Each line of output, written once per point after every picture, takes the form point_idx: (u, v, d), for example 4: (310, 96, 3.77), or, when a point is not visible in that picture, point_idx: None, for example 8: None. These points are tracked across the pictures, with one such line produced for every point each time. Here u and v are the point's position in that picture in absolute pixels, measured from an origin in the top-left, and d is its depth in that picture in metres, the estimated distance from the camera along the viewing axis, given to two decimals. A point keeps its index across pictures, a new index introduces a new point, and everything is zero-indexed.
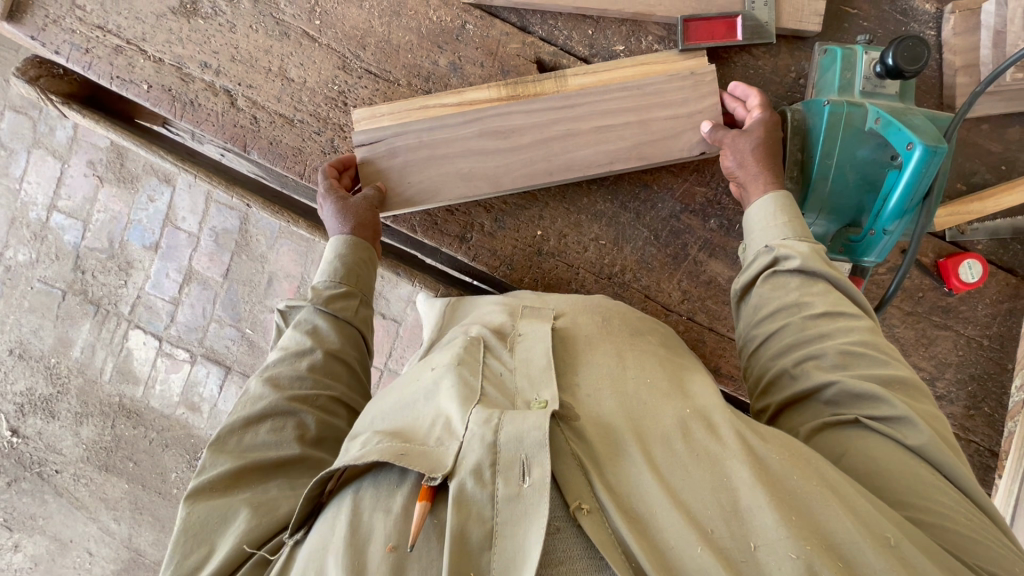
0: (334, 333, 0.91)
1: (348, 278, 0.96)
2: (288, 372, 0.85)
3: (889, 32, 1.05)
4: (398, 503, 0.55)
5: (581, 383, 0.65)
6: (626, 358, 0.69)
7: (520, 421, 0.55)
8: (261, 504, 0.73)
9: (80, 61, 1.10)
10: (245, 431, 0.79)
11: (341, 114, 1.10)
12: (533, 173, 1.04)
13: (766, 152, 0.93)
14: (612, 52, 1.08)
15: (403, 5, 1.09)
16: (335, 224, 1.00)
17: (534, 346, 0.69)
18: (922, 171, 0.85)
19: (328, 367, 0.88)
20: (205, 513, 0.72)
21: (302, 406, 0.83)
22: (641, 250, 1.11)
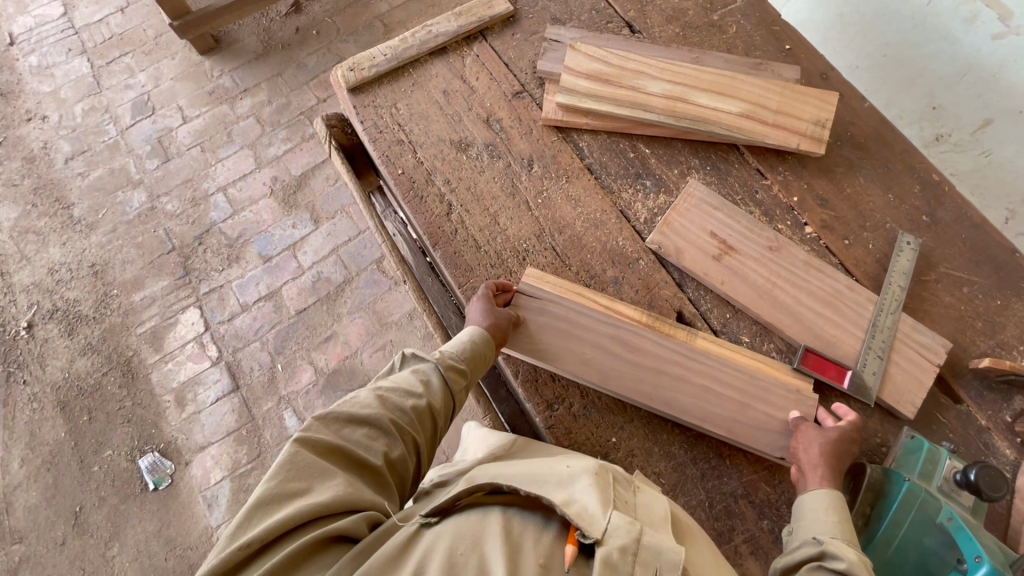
0: (440, 394, 1.09)
1: (469, 362, 1.14)
2: (394, 398, 1.04)
3: (970, 453, 1.19)
4: (546, 537, 0.86)
5: (695, 552, 0.91)
6: (721, 561, 0.93)
7: (657, 541, 0.83)
8: (353, 484, 0.92)
9: (371, 134, 1.47)
10: (347, 428, 0.98)
11: (516, 263, 1.34)
12: (637, 390, 1.19)
13: (835, 455, 1.06)
14: (737, 338, 1.29)
15: (603, 223, 1.38)
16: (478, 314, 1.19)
17: (654, 502, 0.94)
18: None
19: (416, 409, 1.05)
20: (307, 460, 0.91)
21: (395, 430, 1.00)
22: (691, 508, 1.16)
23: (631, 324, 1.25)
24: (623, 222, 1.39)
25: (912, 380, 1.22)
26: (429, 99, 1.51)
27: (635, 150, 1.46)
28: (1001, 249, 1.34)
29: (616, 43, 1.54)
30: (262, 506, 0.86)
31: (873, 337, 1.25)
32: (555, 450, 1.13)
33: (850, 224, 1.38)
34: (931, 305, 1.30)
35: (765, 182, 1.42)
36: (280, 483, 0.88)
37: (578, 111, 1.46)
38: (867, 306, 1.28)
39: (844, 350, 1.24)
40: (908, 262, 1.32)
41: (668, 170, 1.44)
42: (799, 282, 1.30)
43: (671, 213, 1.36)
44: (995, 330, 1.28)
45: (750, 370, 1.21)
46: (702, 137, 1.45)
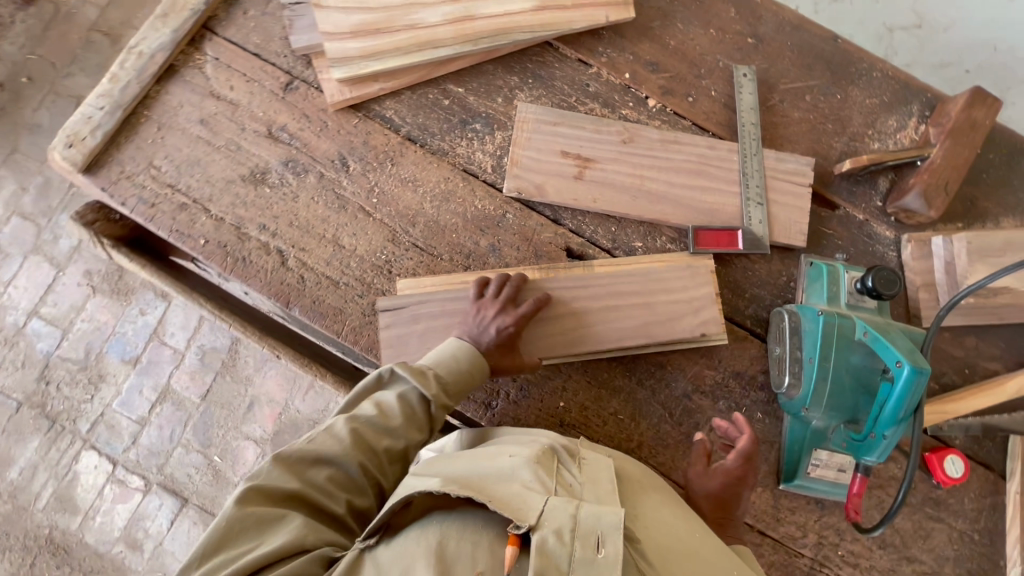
0: (414, 426, 1.00)
1: (455, 390, 1.02)
2: (367, 439, 0.96)
3: (859, 251, 1.26)
4: (485, 539, 0.81)
5: (640, 506, 0.93)
6: (665, 498, 0.98)
7: (598, 508, 0.79)
8: (313, 527, 0.88)
9: (143, 213, 1.17)
10: (316, 464, 0.93)
11: (384, 281, 1.18)
12: (554, 344, 1.13)
13: (718, 502, 1.04)
14: (631, 247, 1.24)
15: (452, 192, 1.22)
16: (478, 328, 1.07)
17: (598, 470, 0.94)
18: (911, 388, 0.96)
19: (382, 454, 0.97)
20: (259, 513, 0.86)
21: (366, 481, 0.96)
22: (657, 427, 1.18)
23: None
24: (472, 181, 1.23)
25: (793, 211, 1.24)
26: (187, 138, 1.20)
27: (448, 94, 1.26)
28: (824, 43, 1.32)
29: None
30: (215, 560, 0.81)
31: (748, 187, 1.23)
32: (511, 429, 1.07)
33: (687, 79, 1.29)
34: (786, 128, 1.29)
35: (591, 70, 1.29)
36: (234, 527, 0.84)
37: (366, 78, 1.22)
38: (733, 159, 1.25)
39: (728, 213, 1.23)
40: (751, 95, 1.27)
41: (491, 101, 1.26)
42: (664, 164, 1.23)
43: (515, 150, 1.21)
44: (844, 126, 1.30)
45: (653, 274, 1.19)
46: (509, 49, 1.27)
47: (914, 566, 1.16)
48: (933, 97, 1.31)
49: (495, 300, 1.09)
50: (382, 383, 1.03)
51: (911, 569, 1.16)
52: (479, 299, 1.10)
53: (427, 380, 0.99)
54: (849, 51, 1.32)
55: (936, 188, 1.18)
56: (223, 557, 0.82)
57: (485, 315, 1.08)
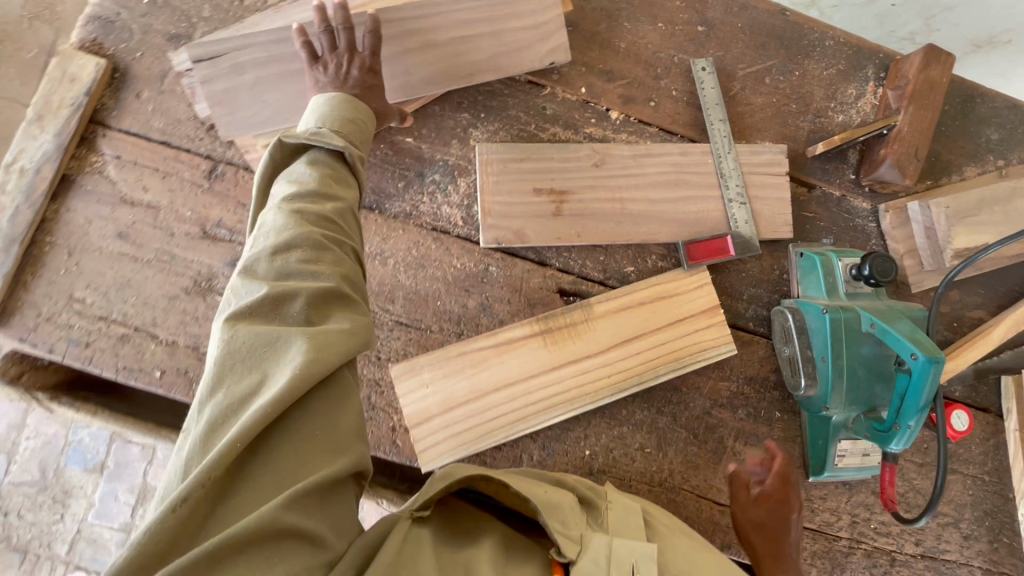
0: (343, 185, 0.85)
1: (352, 134, 0.91)
2: (314, 211, 0.78)
3: (841, 228, 1.26)
4: (530, 565, 0.75)
5: (666, 548, 0.85)
6: (693, 537, 0.90)
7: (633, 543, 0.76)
8: (312, 334, 0.67)
9: (79, 357, 1.00)
10: (272, 258, 0.72)
11: (375, 369, 1.08)
12: (574, 399, 1.10)
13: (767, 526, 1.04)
14: (624, 274, 1.18)
15: (426, 256, 1.12)
16: (327, 84, 0.97)
17: (625, 516, 0.87)
18: (927, 379, 0.96)
19: (336, 218, 0.80)
20: (253, 332, 0.65)
21: (331, 245, 0.76)
22: (684, 450, 1.17)
23: (529, 348, 1.10)
24: (445, 239, 1.13)
25: (775, 204, 1.21)
26: (109, 257, 1.03)
27: (397, 148, 1.13)
28: (774, 18, 1.27)
29: (269, 20, 1.06)
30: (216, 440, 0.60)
31: (728, 189, 1.19)
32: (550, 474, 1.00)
33: (645, 82, 1.21)
34: (752, 117, 1.24)
35: (545, 91, 1.18)
36: (232, 346, 0.65)
37: None
38: (708, 161, 1.19)
39: (713, 219, 1.18)
40: (714, 90, 1.21)
41: (446, 146, 1.14)
42: (641, 181, 1.16)
43: (484, 198, 1.11)
44: (807, 103, 1.26)
45: (652, 301, 1.15)
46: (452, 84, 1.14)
47: (938, 520, 1.22)
48: (885, 57, 1.29)
49: (335, 52, 0.99)
50: (281, 165, 0.85)
51: (937, 522, 1.22)
52: (315, 58, 0.98)
53: (329, 137, 0.87)
54: (799, 23, 1.27)
55: (908, 155, 1.18)
56: (226, 395, 0.63)
57: (334, 67, 0.98)
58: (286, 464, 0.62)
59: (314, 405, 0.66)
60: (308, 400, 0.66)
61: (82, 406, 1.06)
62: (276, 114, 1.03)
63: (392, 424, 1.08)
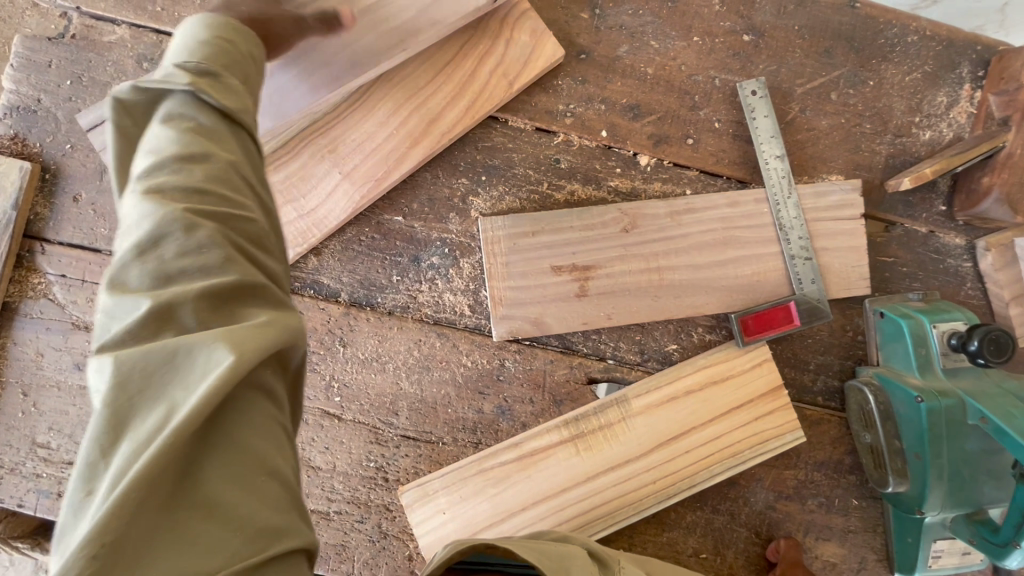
0: (230, 135, 0.51)
1: (223, 61, 0.55)
2: (186, 184, 0.46)
3: (929, 273, 1.03)
4: None
5: None
6: None
7: None
8: (232, 339, 0.42)
9: (52, 508, 0.89)
10: (139, 257, 0.43)
11: (384, 492, 0.94)
12: (615, 512, 0.94)
13: None
14: (665, 353, 0.99)
15: (430, 356, 0.95)
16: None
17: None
18: None
19: (231, 173, 0.49)
20: (141, 356, 0.40)
21: (229, 227, 0.47)
22: (745, 551, 1.00)
23: (559, 457, 0.93)
24: (451, 334, 0.95)
25: (847, 253, 0.99)
26: (69, 393, 0.90)
27: (385, 229, 0.95)
28: (839, 14, 1.01)
29: None
30: (115, 503, 0.36)
31: (789, 242, 0.97)
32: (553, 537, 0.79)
33: (680, 115, 0.99)
34: (815, 146, 1.01)
35: (557, 140, 0.98)
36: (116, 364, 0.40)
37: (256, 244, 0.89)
38: (761, 210, 0.98)
39: (770, 281, 0.98)
40: (768, 119, 0.98)
41: (443, 222, 0.96)
42: (680, 244, 0.96)
43: (493, 285, 0.93)
44: (884, 120, 1.02)
45: (702, 387, 0.96)
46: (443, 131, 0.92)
47: None
48: (983, 50, 1.02)
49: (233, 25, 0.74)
50: (134, 134, 0.51)
51: None
52: None
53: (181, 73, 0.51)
54: (872, 17, 1.01)
55: None
56: (128, 446, 0.38)
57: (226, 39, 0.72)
58: (233, 512, 0.40)
59: (254, 426, 0.42)
60: (244, 427, 0.42)
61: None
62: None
63: (409, 552, 0.94)
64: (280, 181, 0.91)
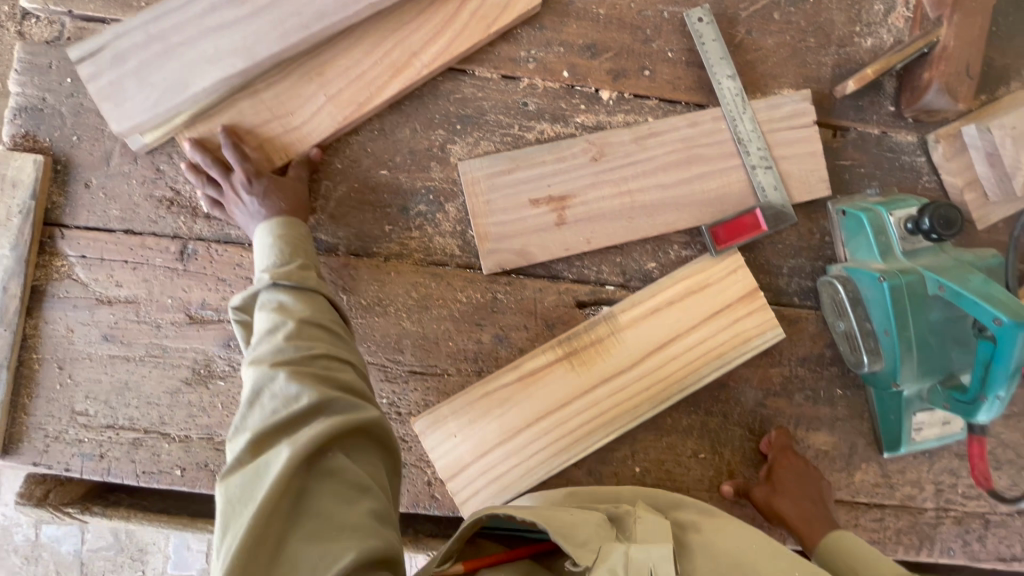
0: (302, 298, 0.83)
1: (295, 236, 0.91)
2: (292, 308, 0.81)
3: (886, 171, 1.10)
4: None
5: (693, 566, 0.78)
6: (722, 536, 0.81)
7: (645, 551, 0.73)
8: (306, 450, 0.68)
9: (96, 469, 0.97)
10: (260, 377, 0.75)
11: (398, 425, 1.01)
12: (614, 419, 1.01)
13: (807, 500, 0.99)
14: (645, 272, 1.06)
15: (427, 296, 1.02)
16: (256, 206, 0.93)
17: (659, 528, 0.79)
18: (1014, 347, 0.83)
19: (306, 273, 0.86)
20: (251, 475, 0.67)
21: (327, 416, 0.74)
22: (741, 448, 1.07)
23: (556, 374, 1.01)
24: (444, 273, 1.03)
25: (805, 159, 1.06)
26: (101, 363, 0.98)
27: (373, 183, 1.02)
28: None
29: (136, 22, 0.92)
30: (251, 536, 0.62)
31: (749, 154, 1.05)
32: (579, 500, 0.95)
33: (635, 50, 1.06)
34: (764, 64, 1.08)
35: (522, 85, 1.05)
36: (229, 503, 0.66)
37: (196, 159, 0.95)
38: (720, 127, 1.05)
39: (736, 193, 1.05)
40: (717, 42, 1.05)
41: (425, 171, 1.03)
42: (647, 167, 1.03)
43: (478, 222, 1.00)
44: (827, 33, 1.08)
45: (682, 297, 1.03)
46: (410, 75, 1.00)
47: None
48: None
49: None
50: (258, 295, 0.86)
51: None
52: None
53: (285, 262, 0.87)
54: None
55: (957, 75, 1.00)
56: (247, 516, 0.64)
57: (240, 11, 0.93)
58: (327, 523, 0.66)
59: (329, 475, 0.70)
60: (320, 493, 0.68)
61: (115, 514, 1.03)
62: (157, 102, 0.92)
63: (428, 478, 1.02)
64: (250, 119, 0.97)
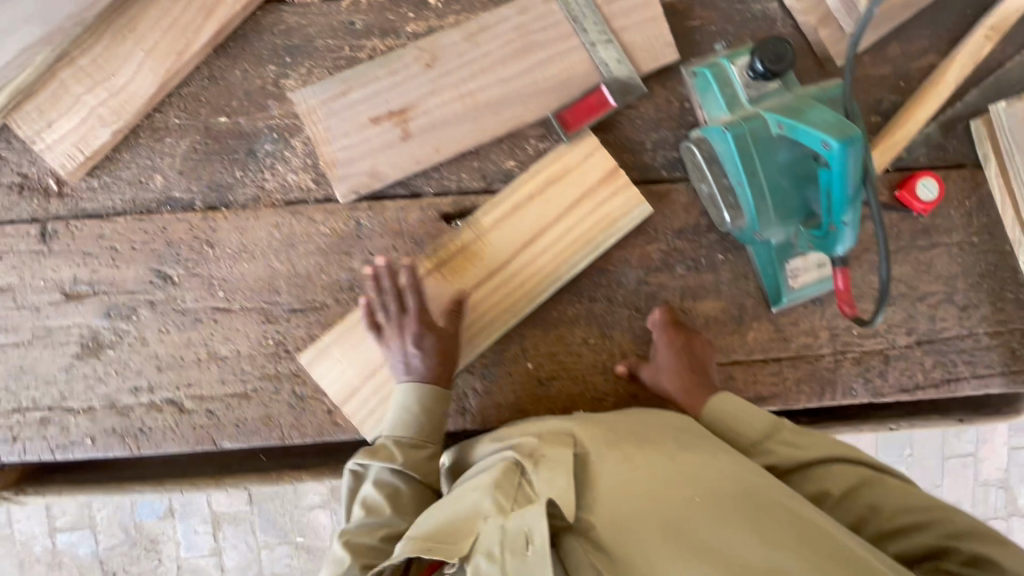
0: (423, 416, 0.99)
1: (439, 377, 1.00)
2: (404, 446, 0.98)
3: (738, 23, 1.06)
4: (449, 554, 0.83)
5: (596, 493, 0.79)
6: (634, 462, 0.82)
7: (522, 517, 0.76)
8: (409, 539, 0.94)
9: (13, 451, 1.02)
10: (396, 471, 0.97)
11: (289, 362, 1.04)
12: (494, 320, 1.03)
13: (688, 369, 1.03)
14: (505, 172, 1.05)
15: (292, 234, 1.03)
16: (412, 354, 1.01)
17: (556, 462, 0.82)
18: (845, 163, 0.84)
19: (433, 462, 0.99)
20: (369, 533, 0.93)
21: None
22: (630, 328, 1.09)
23: (428, 286, 1.02)
24: (304, 209, 1.03)
25: (647, 25, 1.02)
26: None
27: (215, 132, 1.02)
28: None
29: None
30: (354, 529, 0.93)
31: (587, 31, 1.01)
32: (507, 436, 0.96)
33: None
34: None
35: (345, 4, 1.02)
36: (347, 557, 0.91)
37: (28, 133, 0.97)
38: (553, 8, 1.01)
39: (581, 73, 1.02)
40: None
41: (265, 110, 1.02)
42: (484, 63, 1.01)
43: (323, 150, 1.00)
44: None
45: (543, 190, 1.03)
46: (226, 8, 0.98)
47: (928, 301, 1.11)
48: None
49: None
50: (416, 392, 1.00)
51: (927, 305, 1.11)
52: None
53: (410, 429, 0.97)
54: None
55: None
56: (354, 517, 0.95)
57: None
58: None
59: None
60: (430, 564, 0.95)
61: (46, 492, 1.09)
62: None
63: (327, 407, 1.05)
64: (77, 88, 0.97)
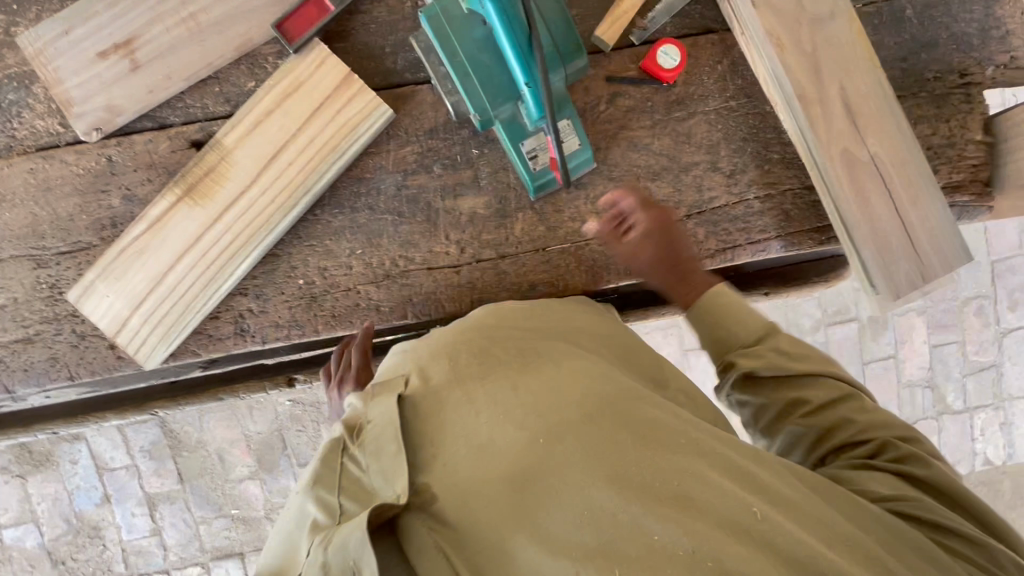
0: None
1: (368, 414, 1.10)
2: None
3: None
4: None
5: (439, 444, 0.72)
6: (477, 402, 0.74)
7: (344, 532, 0.66)
8: None
9: None
10: None
11: (65, 303, 1.08)
12: (251, 238, 1.05)
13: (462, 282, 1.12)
14: (246, 92, 1.06)
15: (47, 179, 1.06)
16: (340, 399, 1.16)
17: (381, 432, 0.74)
18: (504, 17, 0.92)
19: None
20: None
21: None
22: (397, 233, 1.09)
23: (180, 213, 1.05)
24: (56, 153, 1.06)
25: None
26: None
27: None
28: None
29: None
30: None
31: None
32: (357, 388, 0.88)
33: None
34: None
35: None
36: None
37: None
38: None
39: None
40: None
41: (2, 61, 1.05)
42: None
43: (57, 91, 1.03)
44: None
45: (280, 105, 1.04)
46: None
47: (694, 172, 1.10)
48: None
49: None
50: None
51: (693, 176, 1.10)
52: None
53: None
54: None
55: None
56: None
57: None
58: None
59: None
60: None
61: None
62: None
63: (109, 343, 1.08)
64: None
